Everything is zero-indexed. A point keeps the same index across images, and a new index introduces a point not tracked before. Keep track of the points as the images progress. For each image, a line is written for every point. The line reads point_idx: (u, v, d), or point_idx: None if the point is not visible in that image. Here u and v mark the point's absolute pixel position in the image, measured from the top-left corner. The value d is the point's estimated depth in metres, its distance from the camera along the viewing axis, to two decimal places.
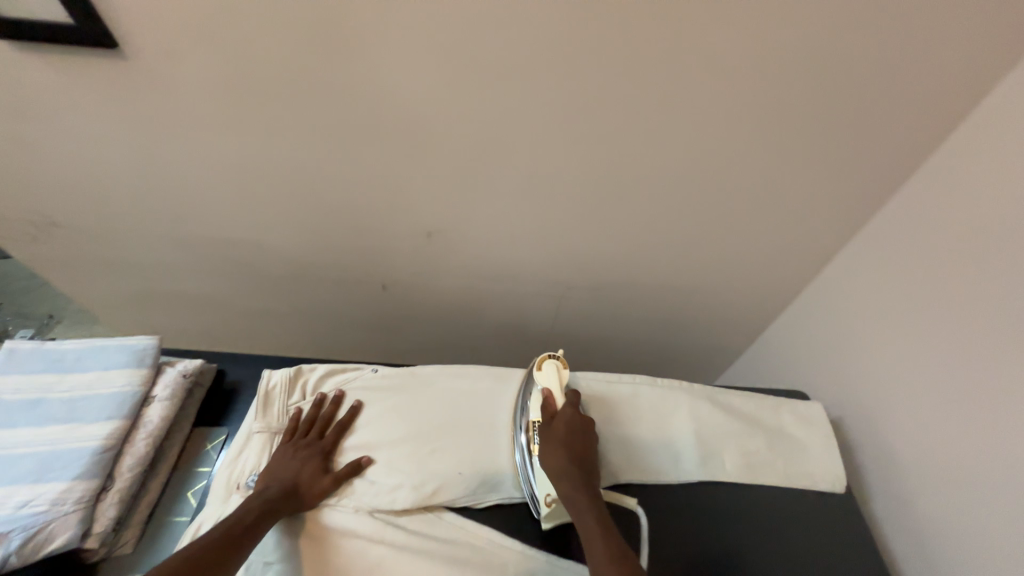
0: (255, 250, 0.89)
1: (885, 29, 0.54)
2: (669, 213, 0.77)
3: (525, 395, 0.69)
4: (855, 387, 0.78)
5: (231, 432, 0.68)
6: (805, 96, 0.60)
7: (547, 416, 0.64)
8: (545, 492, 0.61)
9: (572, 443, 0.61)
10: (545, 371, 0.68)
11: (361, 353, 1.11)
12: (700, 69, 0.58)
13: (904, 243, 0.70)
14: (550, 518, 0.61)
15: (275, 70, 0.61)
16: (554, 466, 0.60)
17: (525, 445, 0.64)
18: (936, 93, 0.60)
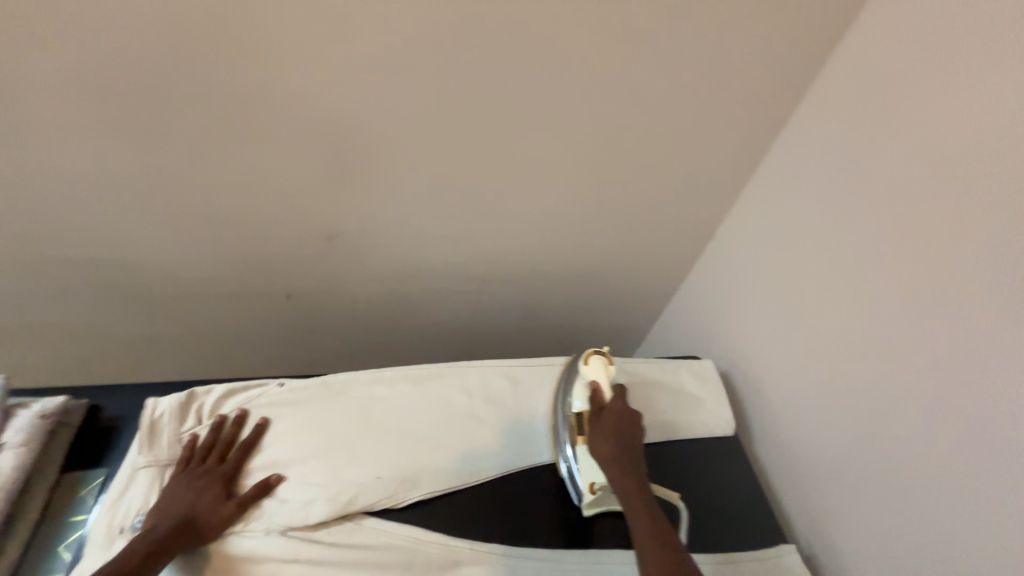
0: (129, 268, 0.80)
1: (711, 46, 0.63)
2: (563, 200, 0.81)
3: (570, 386, 0.71)
4: (733, 347, 0.88)
5: (113, 471, 0.61)
6: (658, 97, 0.68)
7: (595, 408, 0.66)
8: (590, 480, 0.65)
9: (620, 433, 0.64)
10: (591, 365, 0.69)
11: (271, 369, 1.04)
12: (569, 65, 0.63)
13: (760, 217, 0.81)
14: (592, 505, 0.65)
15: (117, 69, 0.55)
16: (604, 455, 0.63)
17: (570, 437, 0.68)
18: (759, 100, 0.71)
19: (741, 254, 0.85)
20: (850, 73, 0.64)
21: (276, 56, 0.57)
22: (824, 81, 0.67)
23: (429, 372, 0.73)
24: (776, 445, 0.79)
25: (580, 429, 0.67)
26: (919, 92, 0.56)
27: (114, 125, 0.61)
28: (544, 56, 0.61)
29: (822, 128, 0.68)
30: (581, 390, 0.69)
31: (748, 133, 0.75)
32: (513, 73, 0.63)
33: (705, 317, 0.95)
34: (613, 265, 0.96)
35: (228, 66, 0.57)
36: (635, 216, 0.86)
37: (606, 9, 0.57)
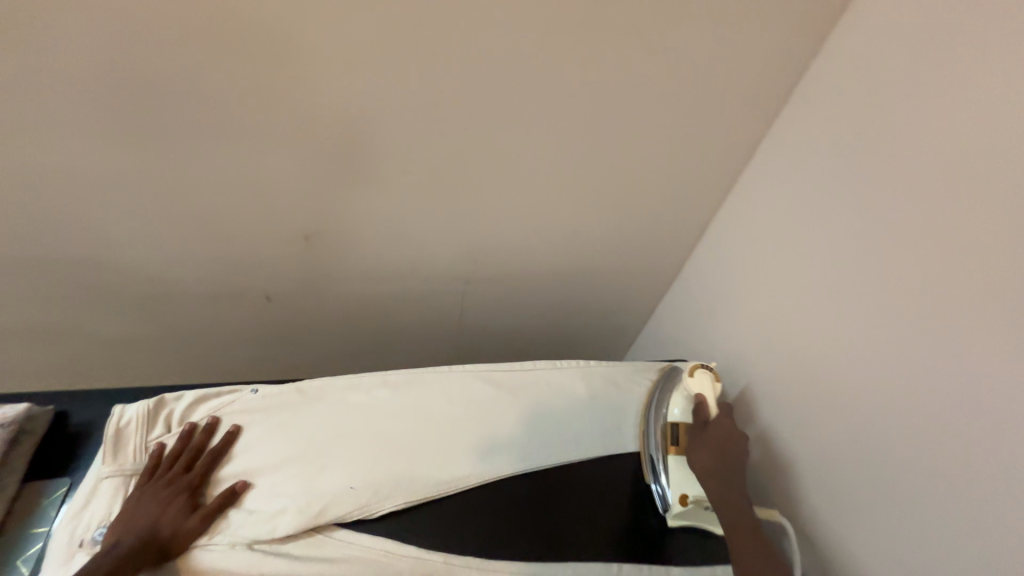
0: (103, 271, 0.78)
1: (690, 43, 0.60)
2: (547, 200, 0.79)
3: (666, 396, 0.72)
4: (718, 353, 0.84)
5: (78, 481, 0.59)
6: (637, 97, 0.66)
7: (700, 422, 0.67)
8: (682, 492, 0.64)
9: (725, 449, 0.65)
10: (698, 378, 0.69)
11: (255, 373, 1.02)
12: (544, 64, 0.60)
13: (747, 218, 0.78)
14: (678, 516, 0.65)
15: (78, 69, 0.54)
16: (705, 466, 0.63)
17: (662, 446, 0.68)
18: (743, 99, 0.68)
19: (727, 257, 0.82)
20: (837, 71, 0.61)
21: (238, 56, 0.56)
22: (814, 77, 0.64)
23: (516, 373, 0.75)
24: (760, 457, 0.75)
25: (675, 439, 0.67)
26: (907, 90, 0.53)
27: (75, 124, 0.59)
28: (516, 54, 0.59)
29: (812, 126, 0.65)
30: (682, 400, 0.69)
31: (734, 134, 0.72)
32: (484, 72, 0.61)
33: (694, 319, 0.93)
34: (599, 267, 0.94)
35: (190, 62, 0.55)
36: (623, 216, 0.84)
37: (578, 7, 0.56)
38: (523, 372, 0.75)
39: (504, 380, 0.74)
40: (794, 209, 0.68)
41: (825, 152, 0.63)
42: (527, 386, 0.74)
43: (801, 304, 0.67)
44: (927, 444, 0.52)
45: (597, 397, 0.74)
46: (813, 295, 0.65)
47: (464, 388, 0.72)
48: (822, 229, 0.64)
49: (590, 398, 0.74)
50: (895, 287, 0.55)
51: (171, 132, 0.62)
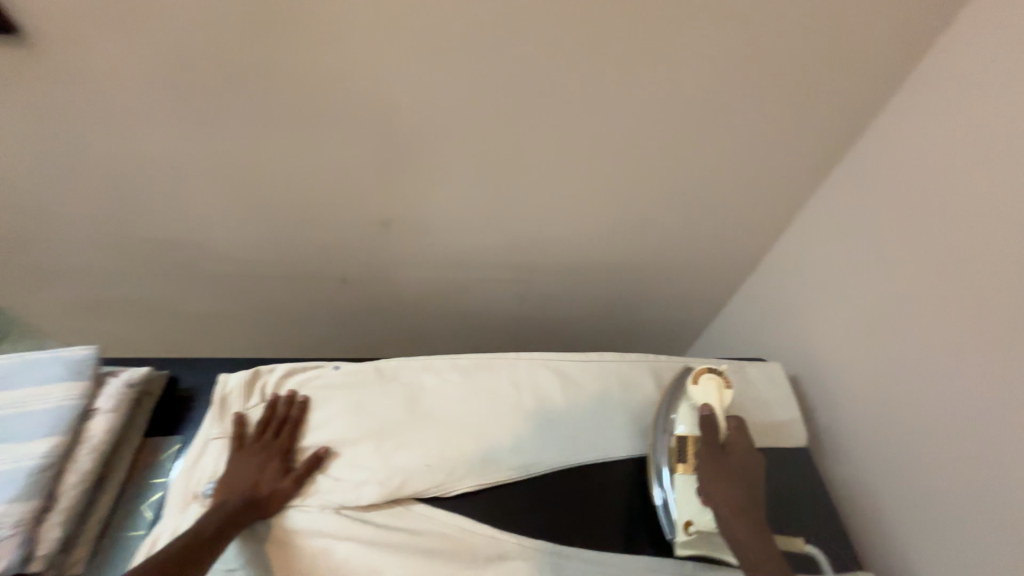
0: (208, 250, 0.85)
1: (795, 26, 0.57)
2: (626, 188, 0.77)
3: (673, 405, 0.67)
4: (810, 351, 0.80)
5: (188, 439, 0.65)
6: (731, 84, 0.63)
7: (714, 444, 0.62)
8: (688, 517, 0.61)
9: (743, 475, 0.61)
10: (703, 386, 0.65)
11: (331, 351, 1.09)
12: (636, 51, 0.59)
13: (850, 209, 0.72)
14: (685, 544, 0.62)
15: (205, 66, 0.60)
16: (728, 497, 0.59)
17: (668, 462, 0.64)
18: (850, 84, 0.64)
19: (823, 252, 0.78)
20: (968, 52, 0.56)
21: (343, 51, 0.59)
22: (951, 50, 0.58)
23: (585, 363, 0.75)
24: (861, 460, 0.72)
25: (682, 457, 0.63)
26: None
27: (199, 114, 0.65)
28: (608, 43, 0.58)
29: (945, 105, 0.59)
30: (688, 412, 0.65)
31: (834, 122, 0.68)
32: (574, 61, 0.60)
33: (774, 318, 0.88)
34: (672, 260, 0.91)
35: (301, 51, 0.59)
36: (704, 208, 0.81)
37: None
38: (593, 363, 0.75)
39: (574, 369, 0.74)
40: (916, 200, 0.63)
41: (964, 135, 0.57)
42: (598, 376, 0.73)
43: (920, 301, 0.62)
44: None
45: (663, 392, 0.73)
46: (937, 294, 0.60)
47: (535, 375, 0.73)
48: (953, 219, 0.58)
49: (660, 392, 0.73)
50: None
51: (276, 120, 0.66)
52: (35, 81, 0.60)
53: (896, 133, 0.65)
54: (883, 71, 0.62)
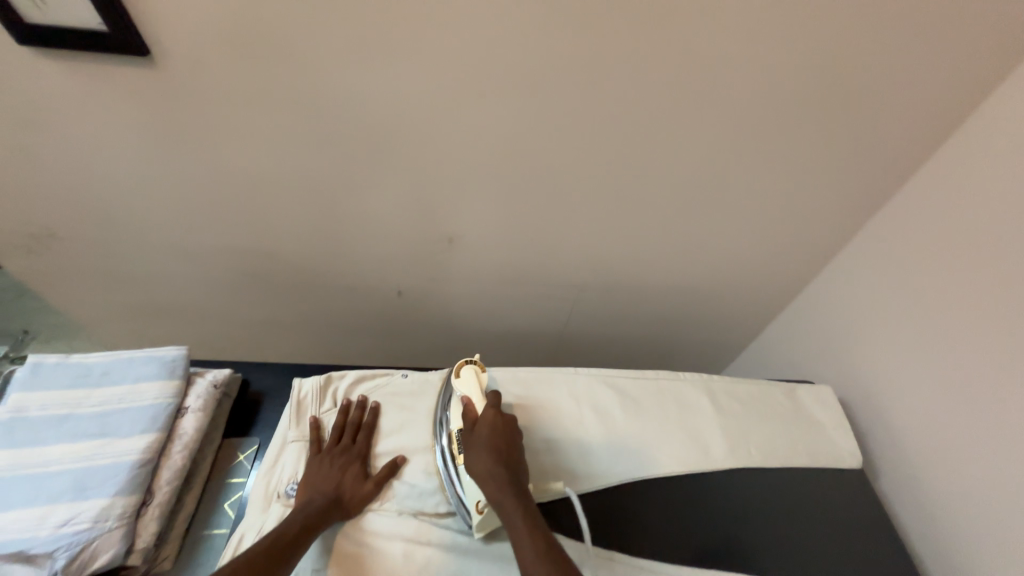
0: (270, 258, 0.89)
1: (855, 75, 0.63)
2: (682, 210, 0.80)
3: (448, 403, 0.68)
4: (856, 374, 0.83)
5: (263, 441, 0.68)
6: (791, 124, 0.68)
7: (468, 423, 0.63)
8: (475, 498, 0.59)
9: (500, 446, 0.59)
10: (464, 378, 0.68)
11: (375, 358, 1.11)
12: (706, 91, 0.64)
13: (900, 239, 0.76)
14: (482, 527, 0.59)
15: (306, 89, 0.64)
16: (479, 471, 0.58)
17: (452, 453, 0.63)
18: (901, 129, 0.69)
19: (872, 278, 0.80)
20: (1017, 105, 0.61)
21: (437, 81, 0.63)
22: (1013, 90, 0.62)
23: (640, 379, 0.78)
24: (912, 482, 0.74)
25: (460, 445, 0.62)
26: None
27: (289, 127, 0.69)
28: (680, 82, 0.63)
29: (1006, 138, 0.62)
30: (456, 406, 0.67)
31: (884, 160, 0.73)
32: (648, 99, 0.65)
33: (818, 343, 0.91)
34: (716, 284, 0.94)
35: (398, 69, 0.62)
36: (751, 236, 0.85)
37: (750, 41, 0.59)
38: (646, 378, 0.78)
39: (627, 384, 0.77)
40: (975, 229, 0.66)
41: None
42: (653, 392, 0.76)
43: (979, 325, 0.65)
44: None
45: (712, 408, 0.76)
46: (997, 318, 0.63)
47: (592, 389, 0.75)
48: (1015, 249, 0.61)
49: (711, 408, 0.75)
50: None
51: (361, 134, 0.70)
52: (147, 95, 0.64)
53: (945, 174, 0.70)
54: (942, 107, 0.66)
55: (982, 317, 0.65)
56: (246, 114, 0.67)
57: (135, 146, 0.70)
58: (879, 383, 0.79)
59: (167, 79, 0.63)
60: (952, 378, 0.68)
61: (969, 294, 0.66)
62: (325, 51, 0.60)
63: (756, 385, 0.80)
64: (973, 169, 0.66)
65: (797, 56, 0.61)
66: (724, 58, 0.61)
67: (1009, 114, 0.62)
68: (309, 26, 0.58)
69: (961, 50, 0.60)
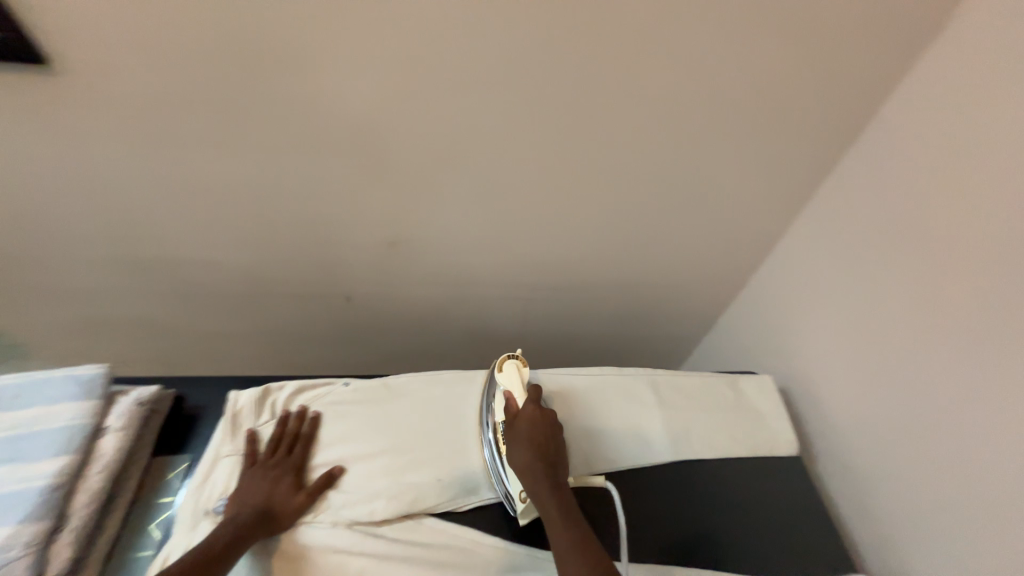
0: (217, 267, 0.86)
1: (778, 71, 0.64)
2: (623, 207, 0.81)
3: (489, 397, 0.69)
4: (799, 362, 0.84)
5: (195, 457, 0.66)
6: (721, 120, 0.69)
7: (510, 416, 0.65)
8: (518, 488, 0.61)
9: (538, 440, 0.61)
10: (506, 372, 0.69)
11: (330, 365, 1.09)
12: (634, 89, 0.65)
13: (833, 228, 0.78)
14: (526, 515, 0.61)
15: (227, 93, 0.62)
16: (518, 464, 0.60)
17: (495, 443, 0.64)
18: (828, 121, 0.70)
19: (809, 267, 0.82)
20: (929, 97, 0.63)
21: (364, 84, 0.62)
22: (925, 81, 0.63)
23: (590, 377, 0.77)
24: (847, 466, 0.76)
25: (503, 439, 0.63)
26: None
27: (218, 133, 0.67)
28: (608, 81, 0.63)
29: (925, 130, 0.64)
30: (498, 399, 0.68)
31: (813, 151, 0.74)
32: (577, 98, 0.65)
33: (765, 332, 0.93)
34: (666, 278, 0.95)
35: (324, 73, 0.61)
36: (695, 229, 0.86)
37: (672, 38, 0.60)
38: (596, 375, 0.78)
39: (578, 382, 0.76)
40: (899, 219, 0.68)
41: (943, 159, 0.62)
42: (601, 390, 0.76)
43: (903, 311, 0.67)
44: None
45: (659, 403, 0.76)
46: (917, 306, 0.65)
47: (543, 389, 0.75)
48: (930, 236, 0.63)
49: (657, 403, 0.76)
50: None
51: (294, 139, 0.68)
52: (62, 104, 0.61)
53: (870, 165, 0.71)
54: (862, 99, 0.68)
55: (905, 304, 0.67)
56: (167, 120, 0.65)
57: (49, 155, 0.67)
58: (819, 370, 0.80)
59: (75, 86, 0.60)
60: (881, 365, 0.70)
61: (894, 282, 0.68)
62: (241, 53, 0.59)
63: (701, 377, 0.81)
64: (893, 160, 0.68)
65: (719, 54, 0.61)
66: (649, 56, 0.61)
67: (922, 106, 0.64)
68: (221, 29, 0.56)
69: (877, 44, 0.61)
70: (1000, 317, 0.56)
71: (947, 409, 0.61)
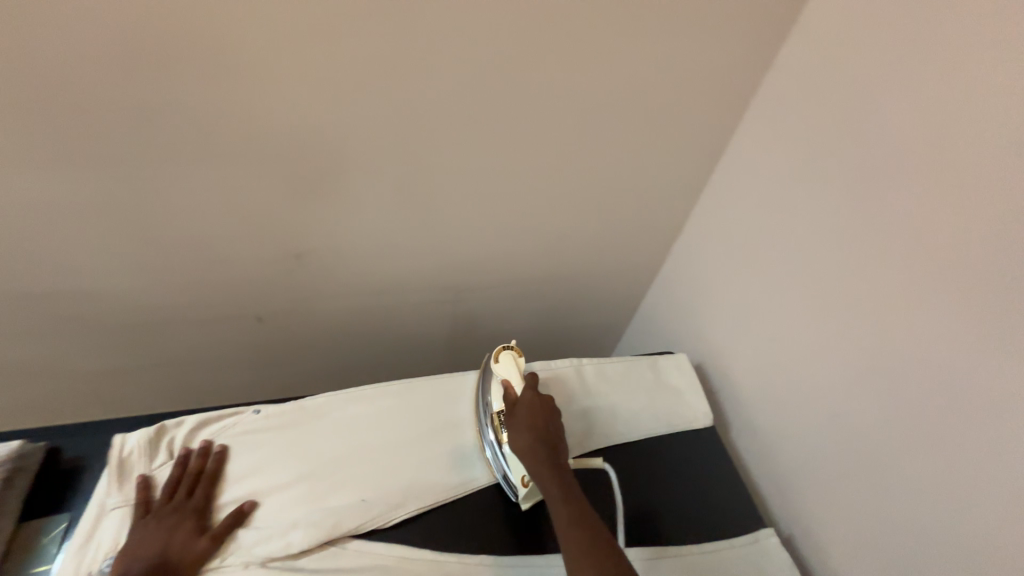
0: (91, 298, 0.76)
1: (658, 66, 0.66)
2: (533, 203, 0.82)
3: (485, 389, 0.70)
4: (709, 338, 0.90)
5: (77, 515, 0.58)
6: (613, 114, 0.71)
7: (508, 403, 0.66)
8: (520, 472, 0.63)
9: (537, 423, 0.63)
10: (502, 362, 0.71)
11: (247, 391, 1.01)
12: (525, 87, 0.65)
13: (725, 211, 0.83)
14: (527, 499, 0.63)
15: (68, 106, 0.54)
16: (520, 447, 0.62)
17: (494, 433, 0.66)
18: (709, 113, 0.75)
19: (709, 248, 0.88)
20: (788, 89, 0.69)
21: (236, 90, 0.58)
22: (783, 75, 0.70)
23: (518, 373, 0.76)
24: (753, 431, 0.82)
25: (502, 426, 0.66)
26: (876, 87, 0.59)
27: (69, 150, 0.58)
28: (498, 79, 0.63)
29: (787, 115, 0.70)
30: (496, 389, 0.69)
31: (701, 141, 0.79)
32: (470, 96, 0.64)
33: (678, 312, 0.99)
34: (584, 269, 0.98)
35: (183, 76, 0.55)
36: (605, 220, 0.89)
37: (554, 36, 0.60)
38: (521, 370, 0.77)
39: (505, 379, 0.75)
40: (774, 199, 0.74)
41: (802, 143, 0.68)
42: None
43: (785, 282, 0.72)
44: (913, 410, 0.57)
45: (586, 392, 0.78)
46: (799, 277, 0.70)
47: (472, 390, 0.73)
48: (800, 212, 0.69)
49: (584, 393, 0.77)
50: (883, 266, 0.59)
51: (165, 153, 0.62)
52: None
53: (749, 150, 0.77)
54: (734, 90, 0.73)
55: (786, 276, 0.72)
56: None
57: None
58: (725, 344, 0.86)
59: None
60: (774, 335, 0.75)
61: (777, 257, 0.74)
62: (76, 62, 0.51)
63: (624, 362, 0.84)
64: (765, 145, 0.74)
65: (601, 51, 0.63)
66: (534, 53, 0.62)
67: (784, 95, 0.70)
68: (46, 35, 0.49)
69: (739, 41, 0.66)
70: (861, 281, 0.62)
71: (823, 366, 0.67)
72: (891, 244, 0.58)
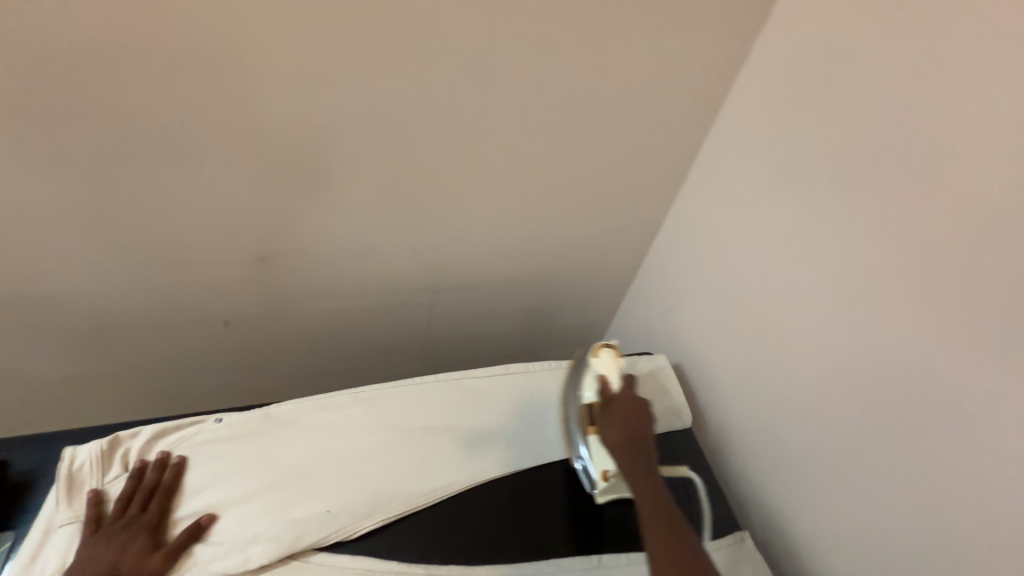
0: (38, 304, 0.73)
1: (625, 61, 0.64)
2: (504, 202, 0.79)
3: (578, 382, 0.69)
4: (687, 338, 0.88)
5: (22, 535, 0.56)
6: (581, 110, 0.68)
7: (603, 399, 0.65)
8: (603, 467, 0.64)
9: (631, 421, 0.62)
10: (602, 358, 0.68)
11: (216, 397, 0.98)
12: (487, 82, 0.62)
13: (701, 208, 0.82)
14: (605, 492, 0.65)
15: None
16: (612, 443, 0.61)
17: (582, 428, 0.66)
18: (681, 108, 0.72)
19: (686, 246, 0.86)
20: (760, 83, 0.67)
21: (174, 85, 0.54)
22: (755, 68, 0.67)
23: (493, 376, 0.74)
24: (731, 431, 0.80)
25: (591, 419, 0.65)
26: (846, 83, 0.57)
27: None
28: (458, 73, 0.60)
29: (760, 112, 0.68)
30: (590, 381, 0.68)
31: (675, 137, 0.77)
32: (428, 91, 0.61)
33: (657, 311, 0.97)
34: (560, 268, 0.96)
35: (118, 70, 0.52)
36: (579, 218, 0.86)
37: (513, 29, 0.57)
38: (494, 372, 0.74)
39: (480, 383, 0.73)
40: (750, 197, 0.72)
41: (773, 141, 0.66)
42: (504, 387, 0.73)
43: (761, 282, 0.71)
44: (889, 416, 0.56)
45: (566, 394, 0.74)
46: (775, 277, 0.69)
47: (446, 394, 0.71)
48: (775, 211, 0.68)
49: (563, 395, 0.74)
50: (854, 266, 0.58)
51: (105, 153, 0.58)
52: None
53: (723, 146, 0.75)
54: (707, 85, 0.70)
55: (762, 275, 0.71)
56: None
57: None
58: (705, 344, 0.84)
59: None
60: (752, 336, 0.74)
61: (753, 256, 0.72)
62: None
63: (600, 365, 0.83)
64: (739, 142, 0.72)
65: (563, 44, 0.60)
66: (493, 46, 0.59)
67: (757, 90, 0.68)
68: None
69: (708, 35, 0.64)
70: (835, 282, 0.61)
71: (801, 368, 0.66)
72: (861, 244, 0.57)
